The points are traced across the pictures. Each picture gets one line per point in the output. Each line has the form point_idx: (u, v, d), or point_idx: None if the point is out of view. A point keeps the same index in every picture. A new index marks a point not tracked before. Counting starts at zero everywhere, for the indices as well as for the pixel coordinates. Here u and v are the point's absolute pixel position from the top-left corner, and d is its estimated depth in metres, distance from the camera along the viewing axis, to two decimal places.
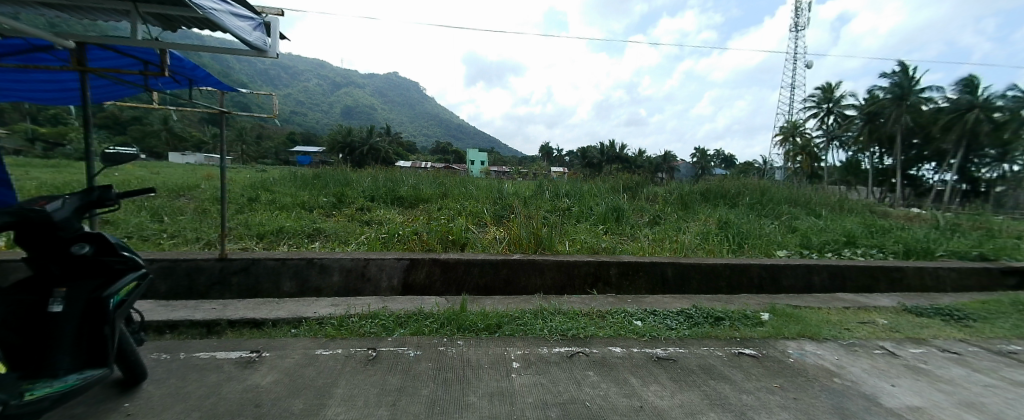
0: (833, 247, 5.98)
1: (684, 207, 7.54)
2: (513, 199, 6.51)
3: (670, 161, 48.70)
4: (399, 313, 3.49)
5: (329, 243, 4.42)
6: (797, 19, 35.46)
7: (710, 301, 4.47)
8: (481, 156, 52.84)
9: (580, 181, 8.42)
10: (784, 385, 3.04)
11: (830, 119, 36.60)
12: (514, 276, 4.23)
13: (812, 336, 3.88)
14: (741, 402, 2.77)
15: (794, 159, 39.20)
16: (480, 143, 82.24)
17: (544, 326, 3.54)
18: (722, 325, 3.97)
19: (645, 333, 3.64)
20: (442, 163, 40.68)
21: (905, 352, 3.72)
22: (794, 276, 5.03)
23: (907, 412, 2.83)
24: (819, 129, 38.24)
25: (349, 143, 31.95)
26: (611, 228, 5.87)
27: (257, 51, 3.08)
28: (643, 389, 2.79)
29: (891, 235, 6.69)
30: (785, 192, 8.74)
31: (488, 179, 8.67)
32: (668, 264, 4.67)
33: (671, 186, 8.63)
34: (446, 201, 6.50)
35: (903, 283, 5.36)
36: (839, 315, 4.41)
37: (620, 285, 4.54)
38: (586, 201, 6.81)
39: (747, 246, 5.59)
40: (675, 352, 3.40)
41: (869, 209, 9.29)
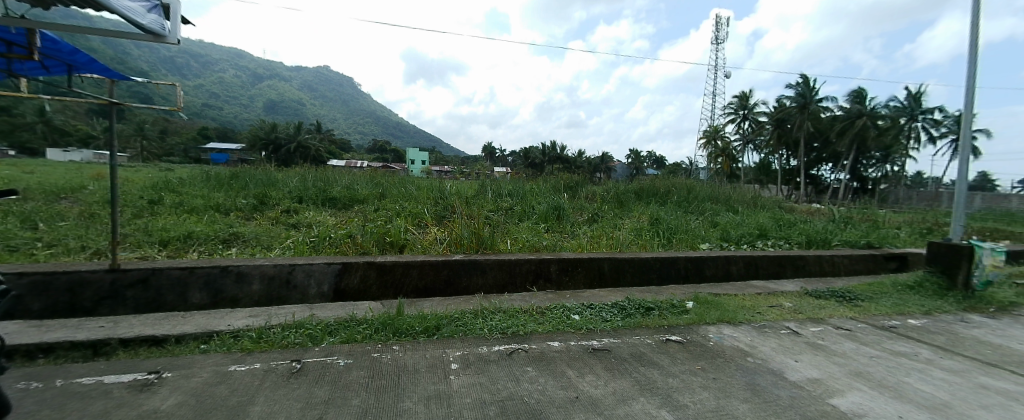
0: (747, 239, 6.62)
1: (620, 205, 7.94)
2: (455, 198, 6.44)
3: (607, 162, 51.11)
4: (329, 321, 3.29)
5: (248, 249, 4.07)
6: (719, 33, 38.89)
7: (642, 293, 4.73)
8: (421, 155, 52.38)
9: (522, 181, 8.53)
10: (705, 366, 3.30)
11: (748, 124, 40.52)
12: (455, 276, 4.17)
13: (729, 320, 4.24)
14: (668, 385, 2.96)
15: (716, 160, 42.87)
16: (425, 144, 80.66)
17: (484, 326, 3.52)
18: (652, 314, 4.21)
19: (581, 326, 3.76)
20: (385, 164, 39.31)
21: (806, 330, 4.20)
22: (715, 266, 5.47)
23: (807, 384, 3.20)
24: (740, 134, 42.19)
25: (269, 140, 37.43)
26: (551, 227, 6.01)
27: (152, 35, 2.76)
28: (580, 380, 2.88)
29: (796, 228, 7.53)
30: (708, 190, 9.53)
31: (429, 179, 8.49)
32: (605, 259, 4.87)
33: (608, 185, 9.05)
34: (383, 201, 6.28)
35: (805, 270, 6.05)
36: (752, 300, 4.87)
37: (559, 281, 4.65)
38: (528, 200, 6.92)
39: (675, 241, 6.01)
40: (610, 342, 3.54)
41: (778, 205, 10.41)
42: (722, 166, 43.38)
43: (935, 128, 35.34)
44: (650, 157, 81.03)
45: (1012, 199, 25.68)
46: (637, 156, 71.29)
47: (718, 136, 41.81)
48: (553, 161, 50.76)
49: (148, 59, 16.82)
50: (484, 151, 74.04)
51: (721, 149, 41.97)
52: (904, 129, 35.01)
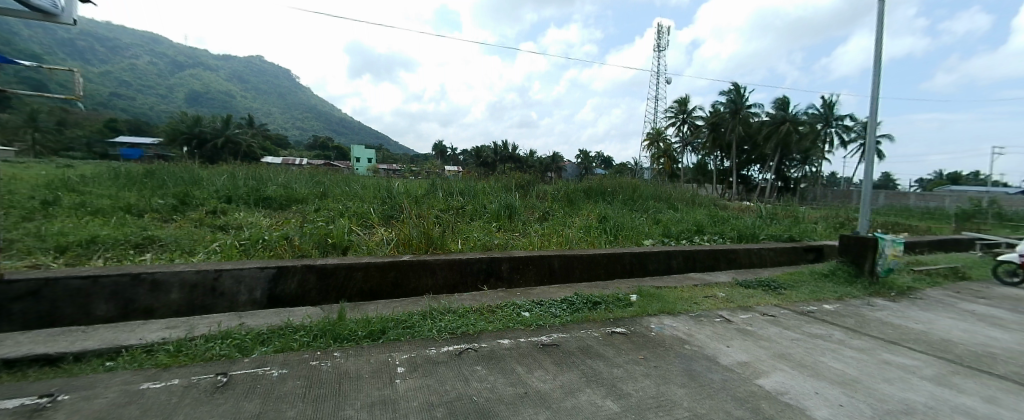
0: (686, 235, 7.07)
1: (569, 204, 8.16)
2: (404, 198, 6.27)
3: (559, 162, 52.28)
4: (261, 329, 3.07)
5: (167, 254, 3.69)
6: (661, 41, 41.22)
7: (590, 288, 4.88)
8: (369, 153, 50.45)
9: (474, 180, 8.49)
10: (647, 356, 3.47)
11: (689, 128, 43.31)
12: (403, 278, 4.05)
13: (669, 311, 4.50)
14: (613, 375, 3.07)
15: (659, 161, 45.39)
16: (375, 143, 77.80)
17: (433, 327, 3.45)
18: (598, 308, 4.36)
19: (531, 322, 3.80)
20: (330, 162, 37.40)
21: (736, 317, 4.55)
22: (657, 261, 5.79)
23: (737, 367, 3.46)
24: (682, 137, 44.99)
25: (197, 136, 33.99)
26: (503, 225, 6.04)
27: (42, 13, 2.44)
28: (528, 376, 2.91)
29: (729, 223, 8.16)
30: (652, 189, 10.05)
31: (376, 178, 8.19)
32: (555, 256, 4.98)
33: (559, 184, 9.26)
34: (326, 201, 5.97)
35: (737, 262, 6.57)
36: (690, 292, 5.20)
37: (510, 279, 4.69)
38: (480, 200, 6.89)
39: (621, 237, 6.27)
40: (558, 337, 3.61)
41: (714, 202, 11.24)
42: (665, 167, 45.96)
43: (845, 134, 39.90)
44: (600, 158, 84.06)
45: (906, 196, 29.53)
46: (588, 157, 73.63)
47: (660, 138, 44.31)
48: (507, 160, 51.04)
49: (40, 41, 14.71)
50: (437, 150, 72.83)
51: (664, 151, 44.48)
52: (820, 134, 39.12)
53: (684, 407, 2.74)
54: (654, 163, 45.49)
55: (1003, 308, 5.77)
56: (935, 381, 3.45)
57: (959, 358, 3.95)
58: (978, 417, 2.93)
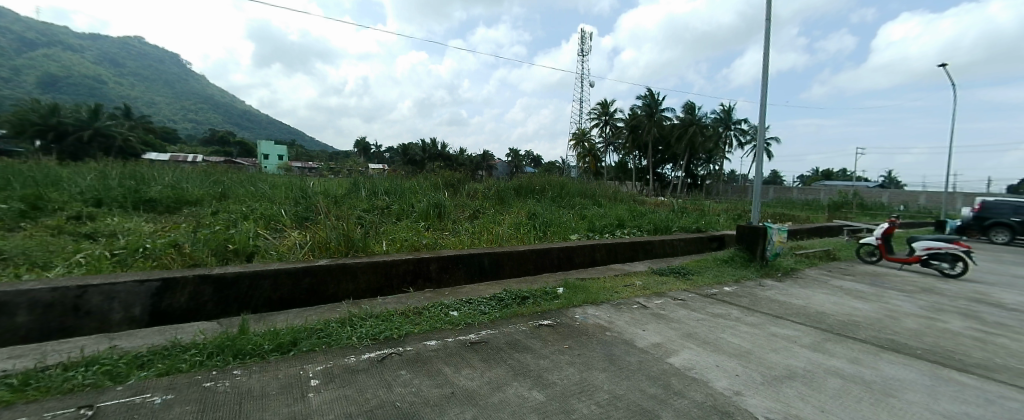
0: (608, 229, 7.54)
1: (500, 202, 8.23)
2: (321, 198, 5.85)
3: (488, 160, 52.36)
4: (139, 351, 2.65)
5: (9, 269, 3.02)
6: (585, 47, 43.33)
7: (518, 283, 4.97)
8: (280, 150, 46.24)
9: (401, 179, 8.21)
10: (571, 345, 3.63)
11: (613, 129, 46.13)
12: (320, 284, 3.78)
13: (593, 301, 4.76)
14: (539, 367, 3.16)
15: (585, 160, 47.73)
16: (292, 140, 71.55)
17: (352, 334, 3.25)
18: (527, 302, 4.46)
19: (460, 321, 3.76)
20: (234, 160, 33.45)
21: (651, 303, 4.95)
22: (582, 254, 6.08)
23: (651, 348, 3.77)
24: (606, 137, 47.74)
25: (60, 129, 26.65)
26: (432, 225, 5.92)
27: None
28: (456, 375, 2.88)
29: (646, 217, 8.85)
30: (578, 186, 10.54)
31: (290, 177, 7.55)
32: (485, 254, 4.99)
33: (489, 182, 9.31)
34: (227, 203, 5.35)
35: (653, 252, 7.15)
36: (611, 282, 5.55)
37: (439, 279, 4.60)
38: (407, 198, 6.68)
39: (550, 233, 6.48)
40: (486, 334, 3.62)
41: (633, 198, 12.11)
42: (591, 165, 48.35)
43: (742, 136, 45.33)
44: (531, 157, 86.04)
45: (789, 191, 34.39)
46: (519, 155, 74.92)
47: (586, 138, 46.61)
48: (436, 158, 50.08)
49: None
50: (361, 147, 68.77)
51: (589, 150, 46.87)
52: (724, 137, 44.03)
53: (605, 391, 2.90)
54: (581, 162, 47.72)
55: (861, 283, 6.96)
56: (812, 348, 4.07)
57: (829, 327, 4.69)
58: (841, 376, 3.50)
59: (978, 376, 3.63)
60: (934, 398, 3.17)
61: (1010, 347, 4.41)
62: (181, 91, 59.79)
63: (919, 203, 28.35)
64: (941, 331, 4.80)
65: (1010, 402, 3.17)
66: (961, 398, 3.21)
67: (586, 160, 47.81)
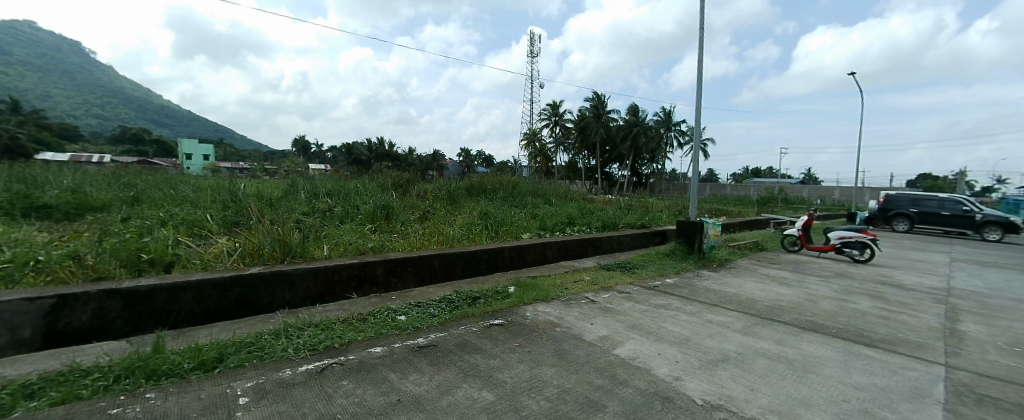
0: (559, 226, 7.72)
1: (451, 202, 8.15)
2: (254, 201, 5.46)
3: (438, 160, 51.48)
4: (27, 379, 2.30)
5: None
6: (535, 48, 44.00)
7: (469, 284, 4.94)
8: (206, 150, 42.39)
9: (345, 180, 7.87)
10: (522, 342, 3.67)
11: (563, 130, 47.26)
12: (252, 294, 3.52)
13: (543, 298, 4.85)
14: (489, 367, 3.16)
15: (536, 160, 48.47)
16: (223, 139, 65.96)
17: (288, 345, 3.06)
18: (477, 303, 4.45)
19: (408, 326, 3.66)
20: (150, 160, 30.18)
21: (599, 297, 5.13)
22: (533, 252, 6.17)
23: (599, 341, 3.90)
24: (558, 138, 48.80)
25: None
26: (380, 227, 5.72)
27: None
28: (402, 381, 2.79)
29: (595, 215, 9.16)
30: (530, 185, 10.68)
31: (217, 178, 6.97)
32: (435, 256, 4.91)
33: (440, 182, 9.17)
34: (140, 208, 4.84)
35: (602, 248, 7.41)
36: (562, 278, 5.68)
37: (386, 283, 4.46)
38: (352, 200, 6.42)
39: (502, 232, 6.51)
40: (436, 337, 3.55)
41: (582, 196, 12.48)
42: (542, 165, 49.16)
43: (683, 137, 48.35)
44: (484, 157, 85.93)
45: (724, 188, 37.20)
46: (471, 155, 74.44)
47: (537, 138, 47.35)
48: (384, 158, 48.40)
49: None
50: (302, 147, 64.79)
51: (540, 150, 47.65)
52: (667, 138, 46.69)
53: (554, 385, 2.97)
54: (532, 162, 48.38)
55: (785, 270, 7.69)
56: (744, 332, 4.42)
57: (758, 312, 5.12)
58: (769, 356, 3.84)
59: (880, 350, 4.14)
60: (846, 372, 3.56)
61: (907, 323, 5.07)
62: (86, 83, 53.00)
63: (833, 197, 31.80)
64: (852, 311, 5.41)
65: (907, 371, 3.65)
66: (867, 370, 3.64)
67: (537, 160, 48.57)
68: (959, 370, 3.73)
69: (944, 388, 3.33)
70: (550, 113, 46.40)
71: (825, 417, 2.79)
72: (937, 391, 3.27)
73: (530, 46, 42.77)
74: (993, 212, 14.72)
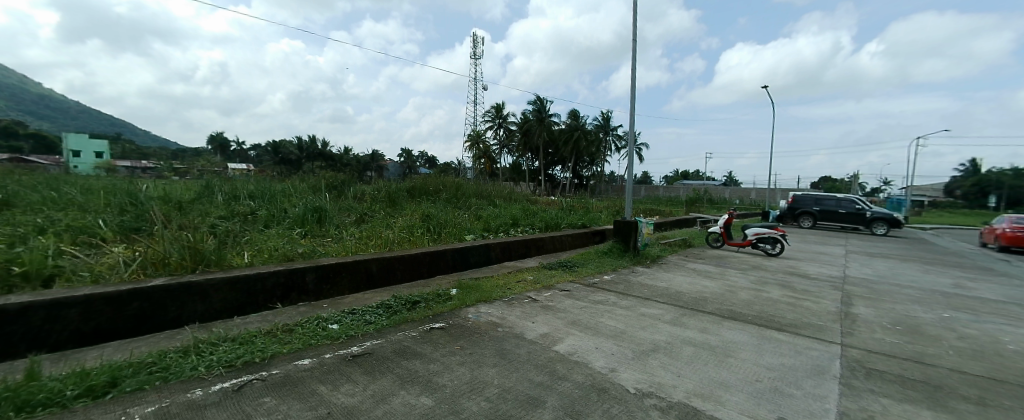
0: (502, 227, 7.77)
1: (391, 204, 7.89)
2: (159, 204, 4.89)
3: (376, 160, 49.44)
4: None
5: None
6: (478, 50, 44.00)
7: (409, 288, 4.81)
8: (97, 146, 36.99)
9: (271, 182, 7.32)
10: (463, 345, 3.64)
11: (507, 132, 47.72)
12: (156, 308, 3.14)
13: (486, 299, 4.85)
14: (429, 371, 3.09)
15: (479, 161, 48.38)
16: (122, 134, 57.97)
17: (198, 364, 2.76)
18: (417, 307, 4.34)
19: (341, 334, 3.47)
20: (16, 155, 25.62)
21: (541, 296, 5.25)
22: (476, 254, 6.16)
23: (540, 338, 3.99)
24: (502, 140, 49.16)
25: None
26: (311, 231, 5.39)
27: None
28: (333, 393, 2.64)
29: (538, 216, 9.37)
30: (473, 187, 10.64)
31: (112, 178, 6.13)
32: (372, 260, 4.72)
33: (379, 184, 8.86)
34: (11, 214, 4.13)
35: (544, 248, 7.59)
36: (504, 279, 5.73)
37: (317, 290, 4.20)
38: (280, 204, 5.99)
39: (444, 234, 6.43)
40: (371, 345, 3.40)
41: (526, 197, 12.68)
42: (486, 166, 49.16)
43: (621, 142, 51.05)
44: (426, 159, 84.25)
45: (657, 189, 39.86)
46: (413, 156, 72.45)
47: (481, 140, 47.35)
48: (317, 158, 45.45)
49: None
50: (221, 144, 58.80)
51: (484, 152, 47.67)
52: (607, 142, 49.03)
53: (495, 385, 2.98)
54: (476, 163, 48.25)
55: (709, 264, 8.40)
56: (674, 323, 4.75)
57: (685, 303, 5.54)
58: (695, 344, 4.16)
59: (788, 333, 4.66)
60: (760, 355, 3.97)
61: (810, 308, 5.77)
62: None
63: (750, 198, 35.36)
64: (765, 299, 6.05)
65: (810, 351, 4.15)
66: (777, 351, 4.08)
67: (481, 162, 48.53)
68: (850, 347, 4.31)
69: (838, 364, 3.83)
70: (494, 115, 46.66)
71: (742, 396, 3.08)
72: (833, 367, 3.75)
73: (473, 49, 42.74)
74: (879, 209, 17.41)
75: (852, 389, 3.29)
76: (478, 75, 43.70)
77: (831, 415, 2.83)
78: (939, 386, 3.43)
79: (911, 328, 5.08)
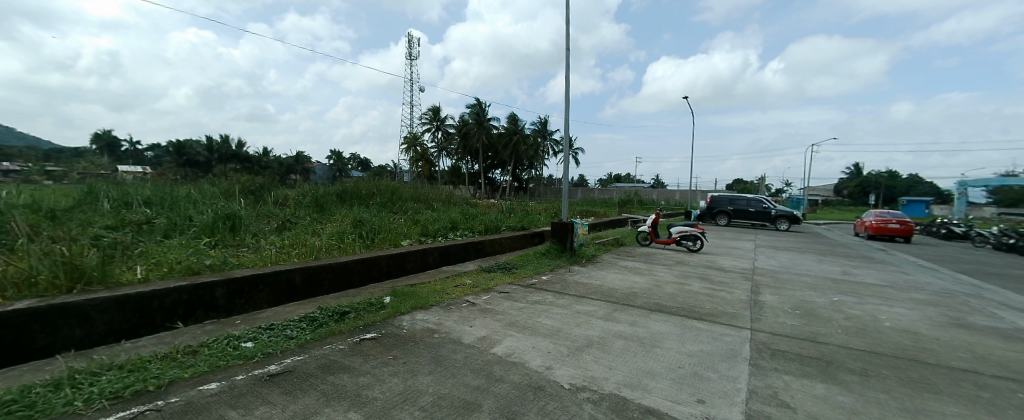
0: (440, 231, 7.65)
1: (318, 209, 7.43)
2: (23, 214, 4.14)
3: (302, 163, 46.15)
4: None
5: None
6: (414, 51, 42.98)
7: (337, 299, 4.55)
8: None
9: (172, 186, 6.54)
10: (396, 354, 3.51)
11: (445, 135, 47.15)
12: (18, 336, 2.64)
13: (422, 305, 4.73)
14: (357, 385, 2.92)
15: (416, 164, 47.25)
16: None
17: (73, 398, 2.36)
18: (346, 318, 4.11)
19: (256, 353, 3.18)
20: None
21: (479, 299, 5.24)
22: (413, 259, 6.01)
23: (478, 342, 3.97)
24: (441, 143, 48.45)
25: None
26: (222, 241, 4.89)
27: None
28: (246, 418, 2.39)
29: (478, 219, 9.36)
30: (410, 191, 10.36)
31: None
32: (294, 270, 4.40)
33: (304, 188, 8.29)
34: None
35: (483, 251, 7.59)
36: (442, 284, 5.64)
37: (228, 306, 3.81)
38: (184, 212, 5.38)
39: (379, 240, 6.19)
40: (292, 362, 3.14)
41: (465, 201, 12.61)
42: (424, 169, 48.12)
43: (559, 146, 52.81)
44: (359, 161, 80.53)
45: (592, 191, 41.82)
46: (343, 158, 68.67)
47: (418, 143, 46.27)
48: (232, 160, 41.30)
49: None
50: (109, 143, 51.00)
51: (421, 154, 46.65)
52: (546, 146, 50.45)
53: (429, 393, 2.91)
54: (413, 166, 47.16)
55: (639, 261, 8.97)
56: (607, 318, 5.00)
57: (617, 299, 5.86)
58: (625, 337, 4.41)
59: (706, 322, 5.12)
60: (682, 343, 4.31)
61: (724, 298, 6.39)
62: None
63: (674, 199, 38.43)
64: (687, 292, 6.60)
65: (725, 337, 4.59)
66: (696, 339, 4.47)
67: (419, 165, 47.50)
68: (757, 331, 4.84)
69: (748, 347, 4.28)
70: (431, 117, 45.87)
71: (666, 383, 3.32)
72: (743, 350, 4.18)
73: (408, 49, 41.70)
74: (781, 207, 19.85)
75: (759, 369, 3.69)
76: (413, 76, 42.70)
77: (743, 394, 3.14)
78: (829, 360, 3.96)
79: (807, 312, 5.83)
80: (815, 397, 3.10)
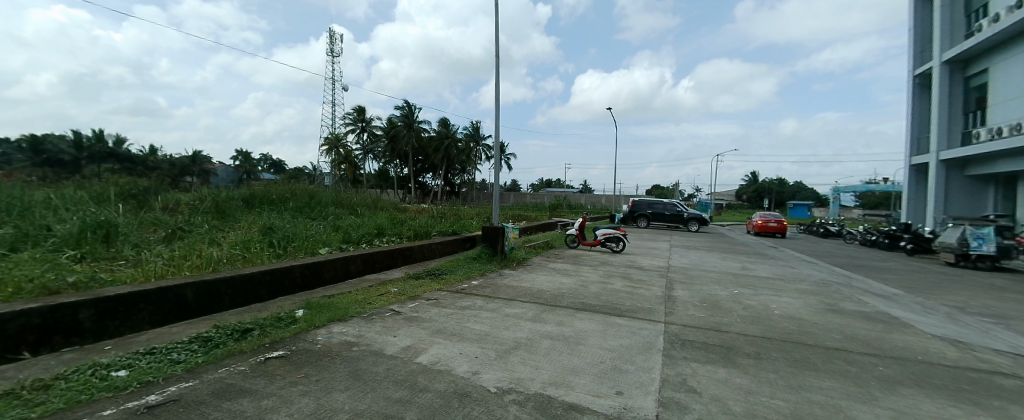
0: (365, 238, 7.30)
1: (220, 216, 6.68)
2: None
3: (201, 163, 40.84)
4: None
5: None
6: (336, 47, 40.41)
7: (237, 315, 4.11)
8: None
9: (21, 189, 5.44)
10: (308, 372, 3.26)
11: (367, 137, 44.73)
12: None
13: (339, 317, 4.46)
14: (260, 409, 2.66)
15: (340, 167, 44.46)
16: None
17: None
18: (249, 336, 3.73)
19: (131, 383, 2.75)
20: None
21: (405, 307, 5.07)
22: (331, 268, 5.66)
23: (401, 352, 3.84)
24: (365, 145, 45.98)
25: None
26: (92, 253, 4.17)
27: None
28: None
29: (407, 224, 9.08)
30: (331, 195, 9.73)
31: None
32: (186, 286, 3.91)
33: (199, 192, 7.38)
34: None
35: (410, 257, 7.38)
36: (364, 294, 5.37)
37: (97, 330, 3.26)
38: (38, 220, 4.49)
39: (292, 248, 5.73)
40: (177, 390, 2.76)
41: (393, 205, 12.15)
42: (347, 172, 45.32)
43: (491, 151, 53.16)
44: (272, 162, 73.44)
45: (525, 196, 42.69)
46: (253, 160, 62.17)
47: (341, 144, 43.54)
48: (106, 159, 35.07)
49: None
50: None
51: (344, 157, 43.96)
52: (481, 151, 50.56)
53: (345, 411, 2.73)
54: (335, 169, 44.21)
55: (567, 263, 9.35)
56: (535, 320, 5.13)
57: (546, 300, 6.04)
58: (552, 337, 4.56)
59: (625, 318, 5.48)
60: (604, 339, 4.57)
61: (642, 295, 6.91)
62: None
63: (601, 204, 40.64)
64: (610, 290, 7.03)
65: (642, 331, 4.96)
66: (616, 335, 4.76)
67: (342, 168, 44.74)
68: (670, 324, 5.30)
69: (662, 339, 4.67)
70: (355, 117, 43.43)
71: (589, 378, 3.50)
72: (658, 342, 4.54)
73: (330, 45, 39.11)
74: (693, 210, 22.02)
75: (670, 359, 4.05)
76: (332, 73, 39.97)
77: (656, 383, 3.42)
78: (729, 347, 4.47)
79: (712, 304, 6.52)
80: (717, 381, 3.47)
